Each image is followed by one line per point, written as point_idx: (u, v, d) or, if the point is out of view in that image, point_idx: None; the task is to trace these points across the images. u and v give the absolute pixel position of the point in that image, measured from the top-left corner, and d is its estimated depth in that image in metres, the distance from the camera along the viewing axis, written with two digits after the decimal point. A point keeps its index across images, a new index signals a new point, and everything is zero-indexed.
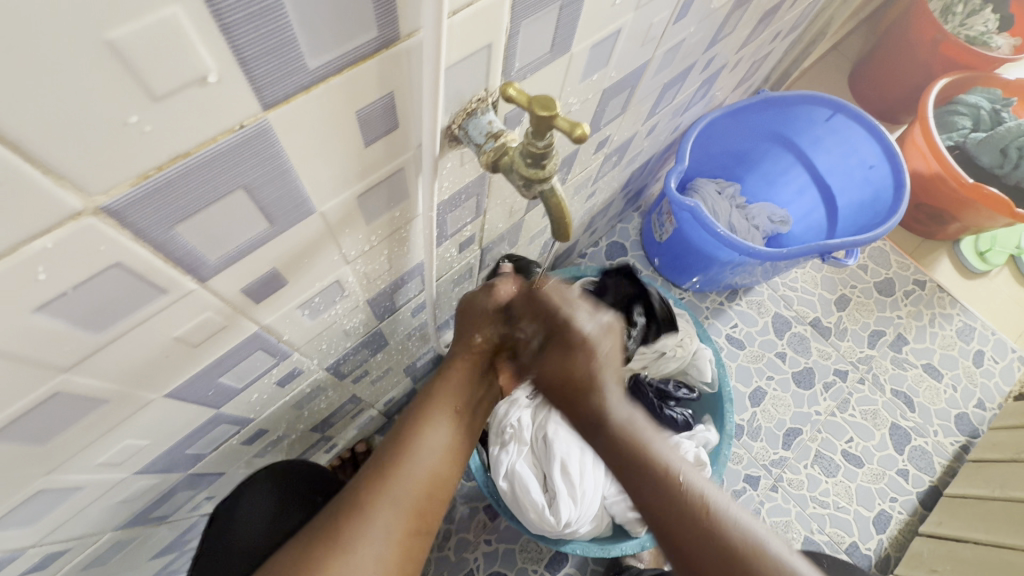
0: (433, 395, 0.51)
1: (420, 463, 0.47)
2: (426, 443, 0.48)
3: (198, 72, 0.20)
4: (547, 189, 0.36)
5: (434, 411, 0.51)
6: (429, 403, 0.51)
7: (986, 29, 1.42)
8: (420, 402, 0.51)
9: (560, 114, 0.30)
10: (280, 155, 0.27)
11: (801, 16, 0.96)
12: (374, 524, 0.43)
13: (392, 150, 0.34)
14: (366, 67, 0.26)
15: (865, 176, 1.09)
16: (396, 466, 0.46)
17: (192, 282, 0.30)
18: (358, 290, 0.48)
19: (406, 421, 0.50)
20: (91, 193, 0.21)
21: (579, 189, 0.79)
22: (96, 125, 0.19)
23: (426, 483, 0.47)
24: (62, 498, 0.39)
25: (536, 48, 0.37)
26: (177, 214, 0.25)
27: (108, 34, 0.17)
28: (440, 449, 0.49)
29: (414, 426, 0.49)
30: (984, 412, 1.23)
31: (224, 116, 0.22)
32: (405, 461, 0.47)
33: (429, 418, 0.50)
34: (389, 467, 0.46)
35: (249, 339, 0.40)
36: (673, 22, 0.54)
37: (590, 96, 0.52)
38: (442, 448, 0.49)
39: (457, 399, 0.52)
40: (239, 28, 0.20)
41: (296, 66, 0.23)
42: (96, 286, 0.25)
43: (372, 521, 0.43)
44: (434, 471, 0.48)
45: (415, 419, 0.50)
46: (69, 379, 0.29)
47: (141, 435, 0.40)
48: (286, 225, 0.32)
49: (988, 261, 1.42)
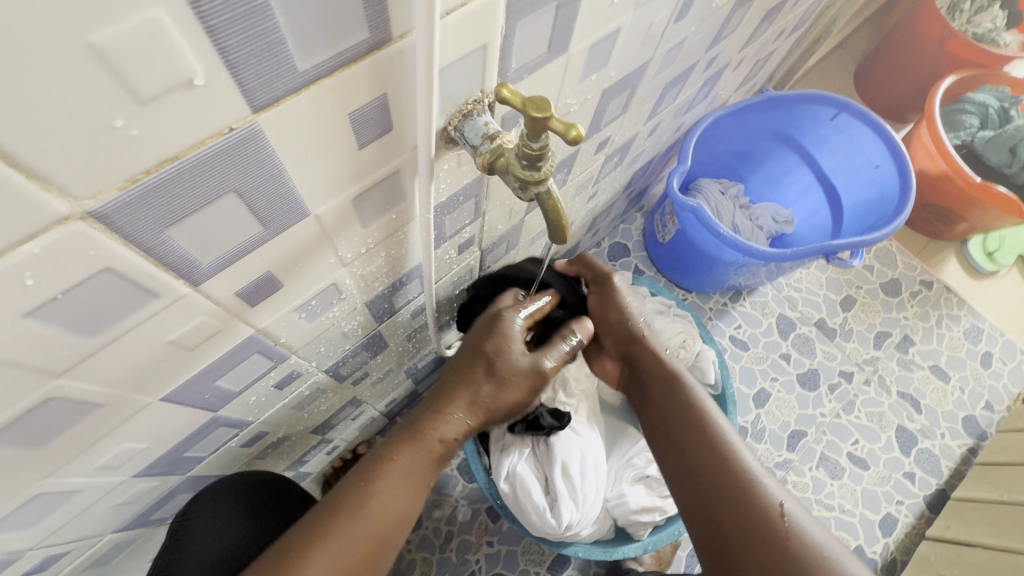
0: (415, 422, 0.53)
1: (368, 522, 0.46)
2: (382, 501, 0.47)
3: (185, 75, 0.20)
4: (544, 191, 0.35)
5: (395, 469, 0.49)
6: (392, 459, 0.50)
7: (994, 26, 1.40)
8: (385, 455, 0.50)
9: (555, 115, 0.30)
10: (272, 158, 0.27)
11: (805, 14, 0.95)
12: (335, 539, 0.44)
13: (388, 152, 0.34)
14: (358, 68, 0.26)
15: (870, 176, 1.08)
16: (345, 519, 0.45)
17: (185, 286, 0.29)
18: (356, 293, 0.48)
19: (366, 473, 0.49)
20: (78, 198, 0.21)
21: (581, 190, 0.79)
22: (80, 130, 0.19)
23: (371, 544, 0.46)
24: (60, 502, 0.39)
25: (532, 49, 0.37)
26: (168, 217, 0.25)
27: (90, 37, 0.17)
28: (392, 510, 0.48)
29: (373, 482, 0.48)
30: (992, 414, 1.22)
31: (213, 119, 0.22)
32: (356, 515, 0.46)
33: (388, 474, 0.49)
34: (358, 485, 0.47)
35: (246, 342, 0.40)
36: (674, 22, 0.53)
37: (590, 96, 0.51)
38: (393, 509, 0.48)
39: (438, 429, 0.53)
40: (226, 30, 0.20)
41: (287, 68, 0.23)
42: (86, 291, 0.25)
43: (308, 572, 0.42)
44: (381, 533, 0.47)
45: (375, 473, 0.49)
46: (62, 384, 0.29)
47: (138, 438, 0.40)
48: (280, 228, 0.32)
49: (996, 261, 1.40)
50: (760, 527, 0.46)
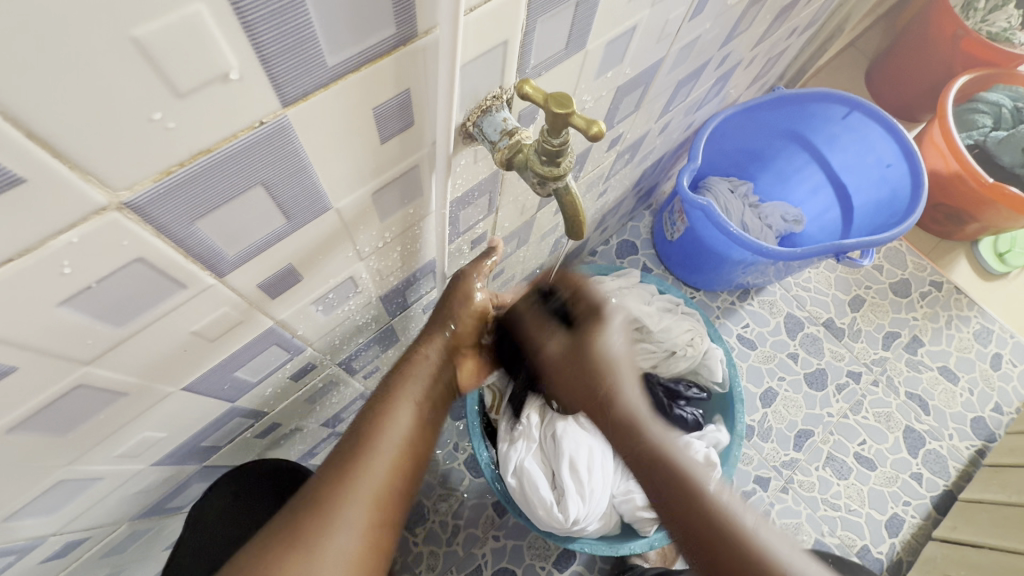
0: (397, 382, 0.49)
1: (378, 466, 0.45)
2: (387, 436, 0.46)
3: (220, 69, 0.20)
4: (561, 187, 0.35)
5: (392, 402, 0.48)
6: (392, 390, 0.48)
7: (1009, 24, 1.36)
8: (375, 398, 0.48)
9: (576, 111, 0.30)
10: (298, 152, 0.27)
11: (818, 12, 0.95)
12: (336, 522, 0.42)
13: (408, 147, 0.34)
14: (385, 63, 0.27)
15: (882, 175, 1.07)
16: (352, 467, 0.44)
17: (210, 277, 0.30)
18: (371, 287, 0.48)
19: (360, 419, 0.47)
20: (115, 189, 0.21)
21: (591, 187, 0.79)
22: (120, 122, 0.19)
23: (389, 479, 0.45)
24: (81, 488, 0.40)
25: (551, 46, 0.37)
26: (197, 209, 0.25)
27: (134, 31, 0.17)
28: (402, 438, 0.47)
29: (370, 424, 0.46)
30: (1001, 416, 1.21)
31: (245, 112, 0.23)
32: (365, 461, 0.44)
33: (388, 403, 0.47)
34: (352, 460, 0.44)
35: (264, 334, 0.40)
36: (689, 18, 0.53)
37: (605, 93, 0.52)
38: (399, 440, 0.46)
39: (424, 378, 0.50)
40: (261, 26, 0.20)
41: (317, 63, 0.23)
42: (119, 281, 0.25)
43: (331, 525, 0.42)
44: (394, 466, 0.46)
45: (373, 416, 0.47)
46: (90, 372, 0.30)
47: (158, 427, 0.40)
48: (302, 221, 0.32)
49: (1008, 262, 1.39)
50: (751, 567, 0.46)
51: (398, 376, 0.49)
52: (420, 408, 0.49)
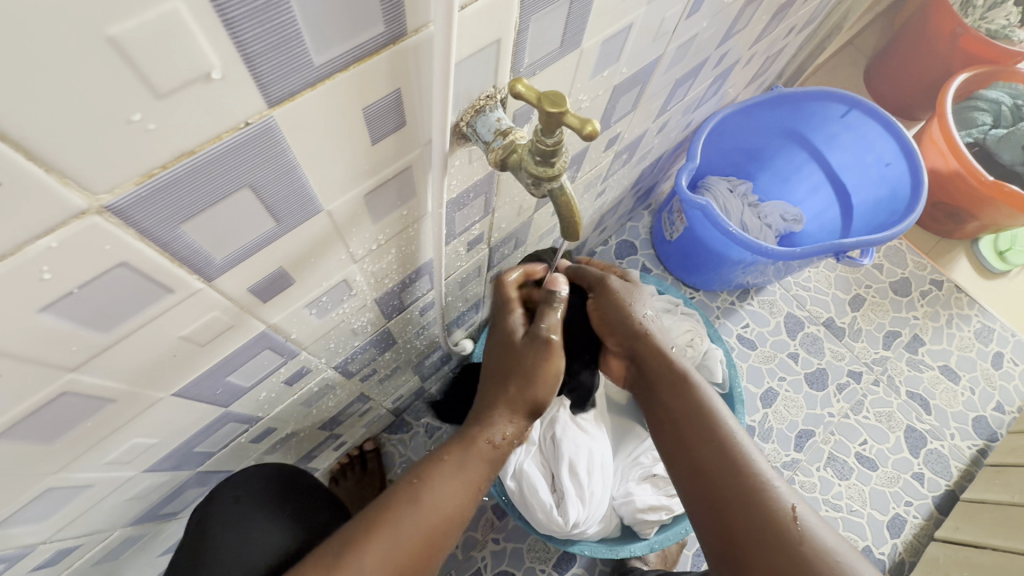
0: (452, 458, 0.51)
1: (415, 529, 0.46)
2: (435, 509, 0.47)
3: (202, 69, 0.20)
4: (556, 188, 0.35)
5: (448, 478, 0.49)
6: (447, 464, 0.50)
7: (1008, 22, 1.38)
8: (433, 463, 0.50)
9: (570, 110, 0.29)
10: (286, 153, 0.27)
11: (816, 10, 0.95)
12: (363, 572, 0.43)
13: (401, 148, 0.34)
14: (374, 61, 0.26)
15: (881, 174, 1.07)
16: (396, 527, 0.46)
17: (198, 281, 0.29)
18: (366, 289, 0.48)
19: (415, 478, 0.49)
20: (95, 192, 0.21)
21: (589, 188, 0.79)
22: (97, 124, 0.19)
23: (423, 552, 0.46)
24: (71, 495, 0.39)
25: (545, 45, 0.37)
26: (182, 212, 0.25)
27: (110, 30, 0.17)
28: (446, 518, 0.48)
29: (423, 490, 0.48)
30: (1003, 415, 1.20)
31: (228, 113, 0.22)
32: (405, 517, 0.46)
33: (441, 476, 0.49)
34: (399, 512, 0.46)
35: (255, 339, 0.40)
36: (686, 17, 0.53)
37: (601, 92, 0.51)
38: (443, 515, 0.48)
39: (479, 471, 0.52)
40: (243, 24, 0.20)
41: (302, 62, 0.23)
42: (102, 286, 0.25)
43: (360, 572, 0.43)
44: (432, 542, 0.47)
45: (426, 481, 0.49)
46: (76, 379, 0.29)
47: (149, 433, 0.40)
48: (292, 224, 0.32)
49: (1008, 261, 1.39)
50: (772, 531, 0.45)
51: (456, 453, 0.51)
52: (467, 488, 0.50)
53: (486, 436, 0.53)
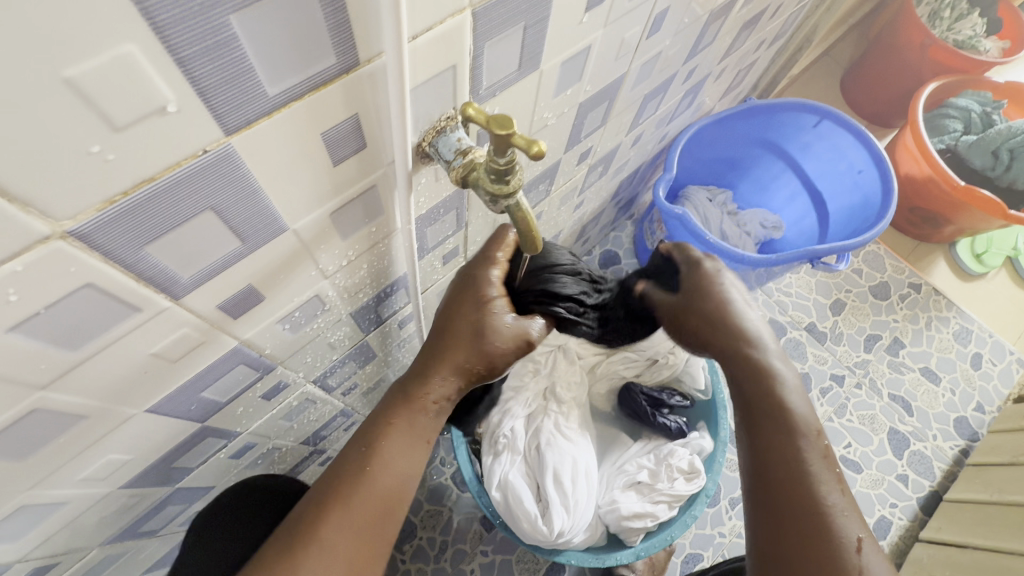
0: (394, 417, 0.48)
1: (374, 494, 0.45)
2: (385, 468, 0.46)
3: (157, 103, 0.21)
4: (513, 204, 0.36)
5: (397, 432, 0.48)
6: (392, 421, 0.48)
7: (974, 32, 1.43)
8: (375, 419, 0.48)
9: (517, 131, 0.31)
10: (247, 177, 0.28)
11: (784, 24, 0.98)
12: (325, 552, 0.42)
13: (364, 168, 0.35)
14: (329, 90, 0.28)
15: (854, 181, 1.09)
16: (349, 493, 0.45)
17: (166, 300, 0.31)
18: (341, 303, 0.49)
19: (366, 439, 0.47)
20: (56, 219, 0.22)
21: (566, 200, 0.81)
22: (58, 156, 0.20)
23: (382, 507, 0.45)
24: (45, 513, 0.40)
25: (502, 68, 0.38)
26: (146, 235, 0.26)
27: (65, 72, 0.18)
28: (399, 474, 0.47)
29: (373, 451, 0.46)
30: (984, 415, 1.22)
31: (185, 142, 0.24)
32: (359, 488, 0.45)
33: (391, 438, 0.47)
34: (352, 480, 0.45)
35: (229, 354, 0.41)
36: (647, 36, 0.55)
37: (566, 110, 0.53)
38: (399, 471, 0.47)
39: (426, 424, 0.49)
40: (196, 62, 0.21)
41: (256, 93, 0.24)
42: (69, 307, 0.26)
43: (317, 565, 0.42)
44: (389, 505, 0.46)
45: (377, 446, 0.47)
46: (46, 397, 0.30)
47: (124, 450, 0.41)
48: (258, 242, 0.33)
49: (984, 263, 1.43)
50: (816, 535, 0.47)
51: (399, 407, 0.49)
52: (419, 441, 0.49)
53: (426, 394, 0.49)
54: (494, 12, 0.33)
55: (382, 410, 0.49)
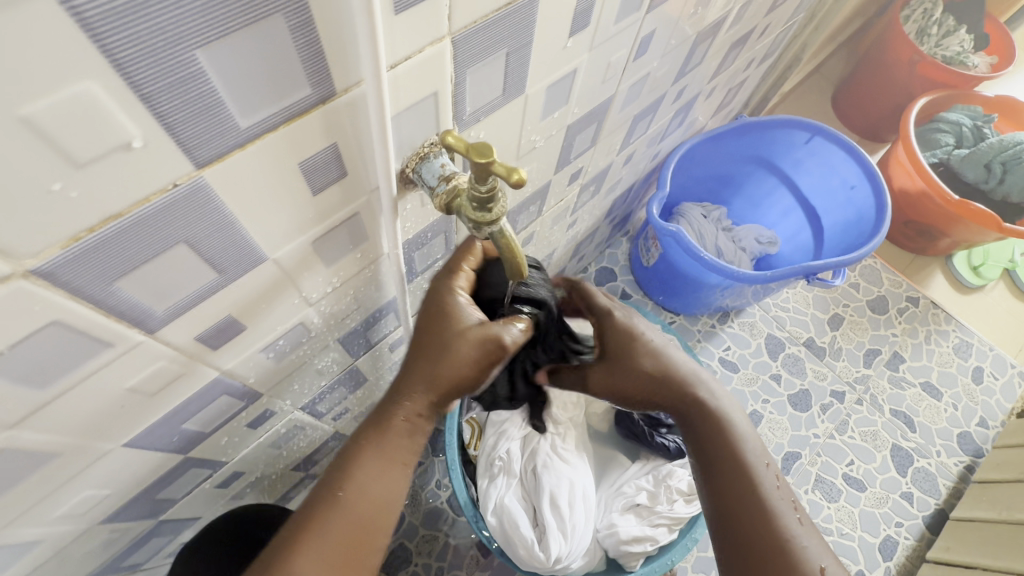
0: (370, 442, 0.45)
1: (349, 522, 0.44)
2: (360, 494, 0.44)
3: (122, 139, 0.21)
4: (497, 230, 0.36)
5: (374, 456, 0.45)
6: (369, 447, 0.45)
7: (962, 48, 1.45)
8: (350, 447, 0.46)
9: (497, 159, 0.30)
10: (222, 209, 0.28)
11: (773, 43, 0.99)
12: None
13: (346, 196, 0.35)
14: (306, 120, 0.27)
15: (847, 197, 1.09)
16: (322, 522, 0.43)
17: (140, 334, 0.30)
18: (326, 330, 0.48)
19: (338, 464, 0.45)
20: (19, 258, 0.21)
21: (558, 220, 0.81)
22: (17, 193, 0.20)
23: (358, 534, 0.44)
24: (17, 554, 0.38)
25: (486, 93, 0.38)
26: (116, 270, 0.25)
27: (22, 110, 0.18)
28: (375, 499, 0.45)
29: (346, 478, 0.44)
30: (987, 430, 1.21)
31: (154, 176, 0.23)
32: (331, 516, 0.43)
33: (365, 466, 0.45)
34: (324, 510, 0.43)
35: (210, 385, 0.40)
36: (634, 58, 0.55)
37: (554, 132, 0.53)
38: (375, 499, 0.45)
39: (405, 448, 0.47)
40: (161, 97, 0.21)
41: (228, 126, 0.24)
42: (35, 345, 0.25)
43: None
44: (368, 531, 0.45)
45: (351, 472, 0.45)
46: (14, 436, 0.29)
47: (101, 485, 0.40)
48: (236, 274, 0.32)
49: (982, 276, 1.42)
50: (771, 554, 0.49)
51: (374, 432, 0.46)
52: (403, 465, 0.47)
53: (399, 415, 0.46)
54: (475, 40, 0.33)
55: (358, 436, 0.46)
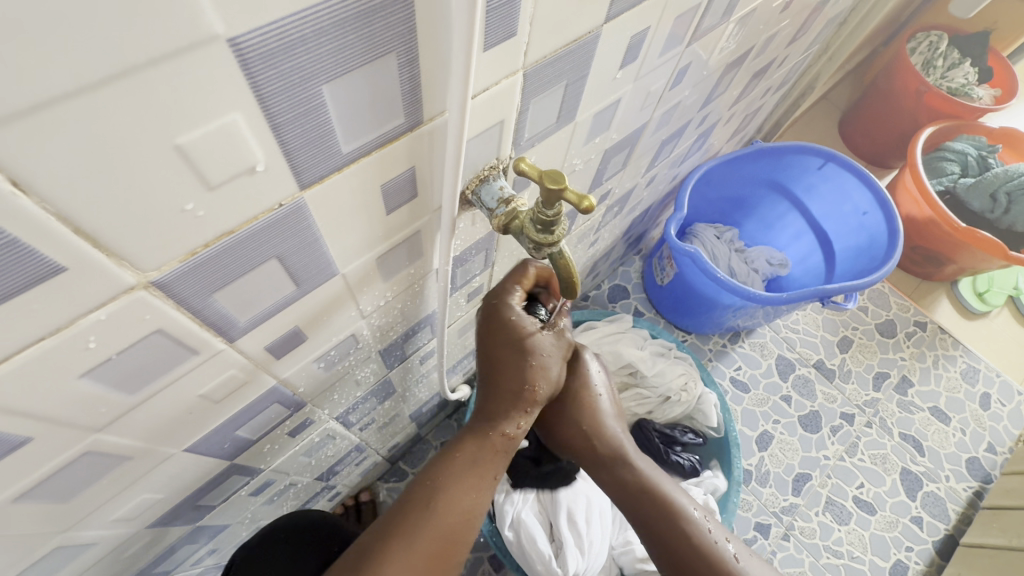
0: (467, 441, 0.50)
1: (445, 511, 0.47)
2: (449, 507, 0.47)
3: (248, 163, 0.22)
4: (555, 251, 0.38)
5: (461, 474, 0.49)
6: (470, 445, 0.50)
7: (967, 81, 1.49)
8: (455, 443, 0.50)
9: (568, 186, 0.32)
10: (312, 227, 0.29)
11: (789, 73, 1.02)
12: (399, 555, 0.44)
13: (414, 214, 0.37)
14: (395, 146, 0.29)
15: (859, 222, 1.12)
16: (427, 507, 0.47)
17: (221, 342, 0.31)
18: (371, 342, 0.50)
19: (427, 483, 0.48)
20: (144, 270, 0.23)
21: (583, 238, 0.83)
22: (157, 212, 0.21)
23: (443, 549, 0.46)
24: (75, 554, 0.39)
25: (543, 120, 0.40)
26: (217, 282, 0.27)
27: (178, 139, 0.19)
28: (465, 512, 0.47)
29: (442, 490, 0.47)
30: (995, 456, 1.21)
31: (266, 197, 0.25)
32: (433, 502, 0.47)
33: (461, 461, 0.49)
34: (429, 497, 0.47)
35: (266, 393, 0.41)
36: (670, 87, 0.57)
37: (593, 156, 0.55)
38: (468, 495, 0.48)
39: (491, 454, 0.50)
40: (288, 125, 0.23)
41: (333, 152, 0.26)
42: (137, 351, 0.27)
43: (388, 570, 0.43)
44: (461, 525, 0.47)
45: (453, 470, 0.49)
46: (99, 439, 0.30)
47: (157, 489, 0.40)
48: (311, 287, 0.34)
49: (987, 302, 1.44)
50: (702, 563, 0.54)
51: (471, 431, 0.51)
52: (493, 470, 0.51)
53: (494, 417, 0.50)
54: (542, 73, 0.35)
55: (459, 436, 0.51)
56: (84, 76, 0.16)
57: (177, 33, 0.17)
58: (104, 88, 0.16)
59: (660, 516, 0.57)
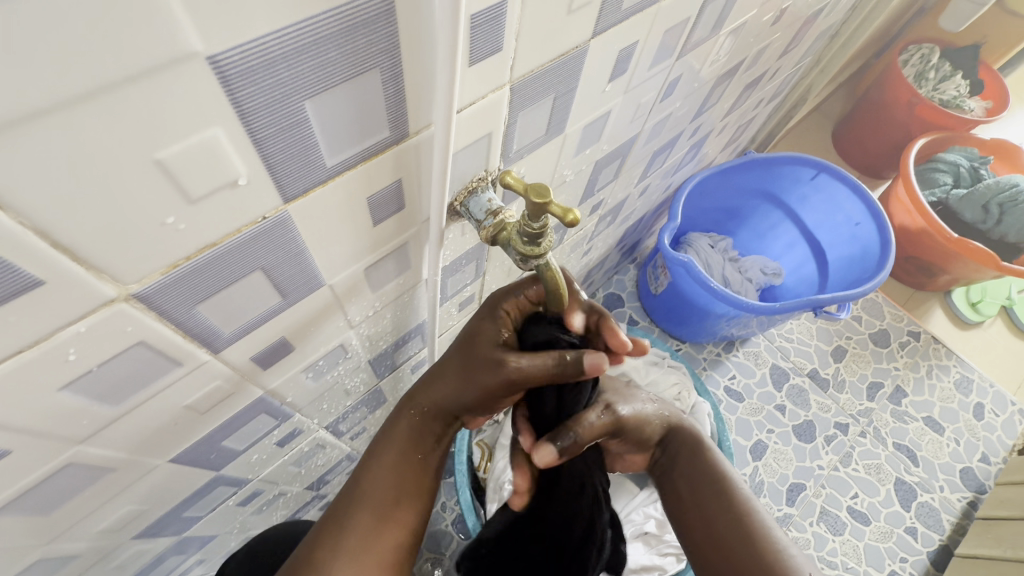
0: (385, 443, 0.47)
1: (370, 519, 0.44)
2: (375, 515, 0.44)
3: (229, 177, 0.22)
4: (542, 263, 0.38)
5: (382, 480, 0.46)
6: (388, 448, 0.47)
7: (958, 93, 1.50)
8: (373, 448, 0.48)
9: (554, 200, 0.33)
10: (296, 239, 0.29)
11: (782, 84, 1.03)
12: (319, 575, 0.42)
13: (401, 226, 0.37)
14: (381, 159, 0.29)
15: (852, 233, 1.12)
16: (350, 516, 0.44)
17: (206, 354, 0.31)
18: (361, 352, 0.50)
19: (348, 494, 0.46)
20: (124, 282, 0.23)
21: (576, 247, 0.83)
22: (137, 225, 0.21)
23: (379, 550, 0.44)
24: (57, 566, 0.39)
25: (532, 133, 0.41)
26: (200, 294, 0.27)
27: (157, 154, 0.20)
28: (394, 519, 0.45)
29: (361, 499, 0.45)
30: (989, 466, 1.21)
31: (250, 209, 0.25)
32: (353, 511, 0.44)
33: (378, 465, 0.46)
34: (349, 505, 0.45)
35: (253, 404, 0.41)
36: (661, 99, 0.58)
37: (584, 167, 0.56)
38: (393, 500, 0.45)
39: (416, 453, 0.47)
40: (270, 139, 0.23)
41: (317, 165, 0.26)
42: (118, 363, 0.27)
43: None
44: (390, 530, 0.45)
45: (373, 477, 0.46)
46: (80, 451, 0.30)
47: (141, 500, 0.40)
48: (297, 298, 0.34)
49: (980, 312, 1.45)
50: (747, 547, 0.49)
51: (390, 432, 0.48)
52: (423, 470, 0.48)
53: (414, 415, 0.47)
54: (530, 87, 0.35)
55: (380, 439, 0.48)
56: (62, 94, 0.16)
57: (157, 52, 0.17)
58: (81, 105, 0.17)
59: (710, 505, 0.54)
